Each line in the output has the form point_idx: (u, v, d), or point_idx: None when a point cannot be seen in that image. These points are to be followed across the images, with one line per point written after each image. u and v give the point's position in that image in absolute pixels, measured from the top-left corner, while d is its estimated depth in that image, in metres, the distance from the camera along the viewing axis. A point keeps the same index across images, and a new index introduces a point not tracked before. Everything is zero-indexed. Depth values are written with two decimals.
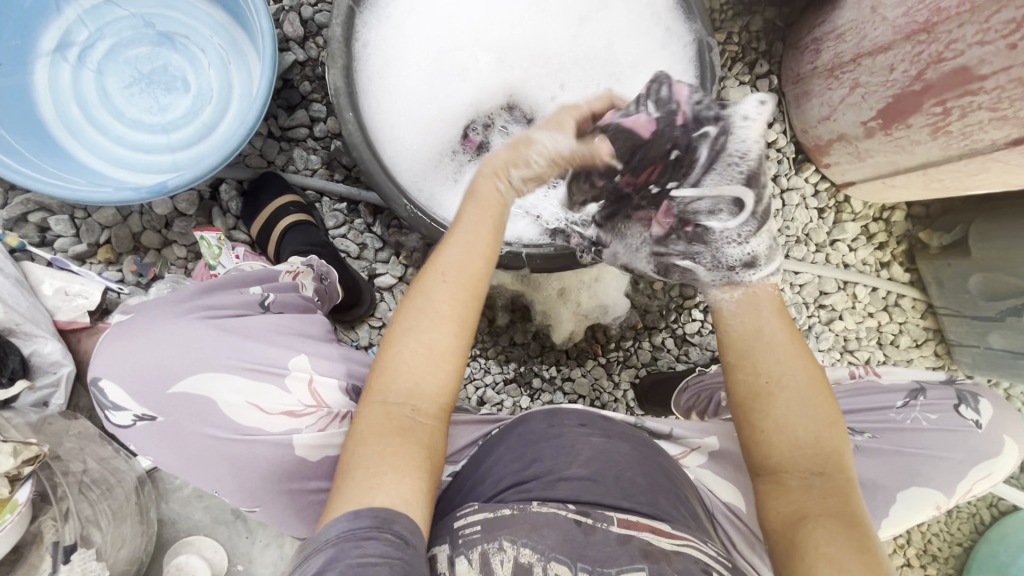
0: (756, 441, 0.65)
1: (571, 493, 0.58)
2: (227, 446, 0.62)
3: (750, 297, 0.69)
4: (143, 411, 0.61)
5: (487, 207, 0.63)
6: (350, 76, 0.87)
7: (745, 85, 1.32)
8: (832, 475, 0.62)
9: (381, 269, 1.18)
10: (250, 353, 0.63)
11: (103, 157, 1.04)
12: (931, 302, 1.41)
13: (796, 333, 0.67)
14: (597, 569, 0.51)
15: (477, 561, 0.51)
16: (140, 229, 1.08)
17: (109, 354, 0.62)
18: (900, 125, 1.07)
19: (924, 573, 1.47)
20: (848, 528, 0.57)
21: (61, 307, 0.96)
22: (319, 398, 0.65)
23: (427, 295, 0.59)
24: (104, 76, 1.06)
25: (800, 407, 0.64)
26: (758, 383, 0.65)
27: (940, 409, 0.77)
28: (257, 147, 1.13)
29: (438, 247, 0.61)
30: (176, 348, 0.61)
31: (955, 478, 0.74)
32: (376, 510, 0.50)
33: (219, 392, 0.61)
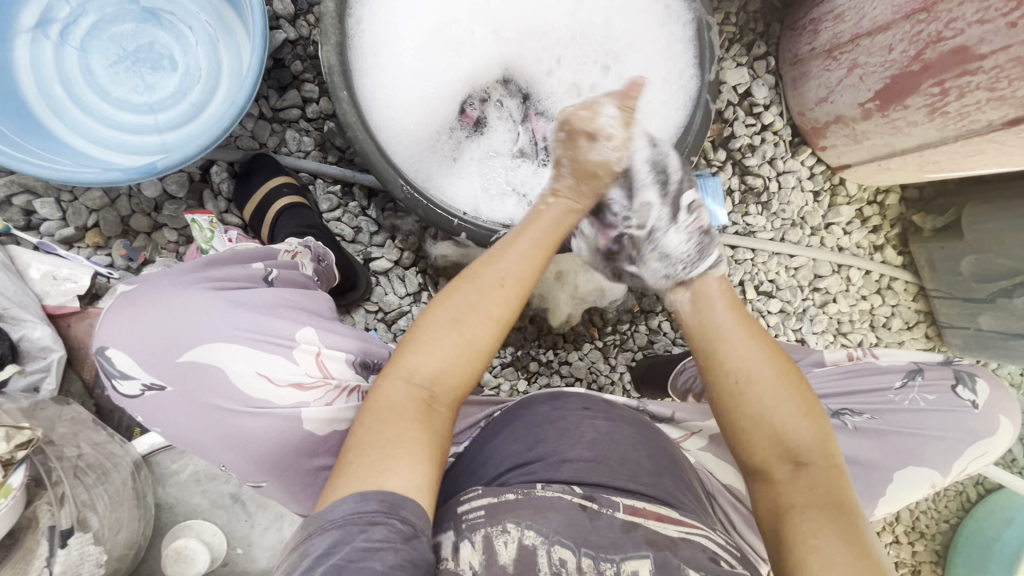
0: (735, 436, 0.66)
1: (574, 475, 0.58)
2: (236, 419, 0.60)
3: (704, 294, 0.75)
4: (152, 380, 0.60)
5: (545, 229, 0.72)
6: (344, 53, 0.85)
7: (742, 66, 1.31)
8: (817, 462, 0.63)
9: (377, 253, 1.16)
10: (260, 323, 0.63)
11: (89, 138, 1.01)
12: (924, 285, 1.42)
13: (753, 325, 0.71)
14: (602, 555, 0.51)
15: (481, 544, 0.50)
16: (128, 213, 1.06)
17: (116, 323, 0.61)
18: (897, 106, 1.07)
19: (911, 549, 1.51)
20: (836, 517, 0.58)
21: (49, 291, 0.94)
22: (326, 371, 0.64)
23: (476, 293, 0.64)
24: (88, 54, 1.02)
25: (773, 399, 0.65)
26: (726, 378, 0.67)
27: (937, 391, 0.78)
28: (248, 128, 1.10)
29: (498, 252, 0.68)
30: (187, 317, 0.61)
31: (948, 455, 0.75)
32: (387, 496, 0.50)
33: (229, 362, 0.60)
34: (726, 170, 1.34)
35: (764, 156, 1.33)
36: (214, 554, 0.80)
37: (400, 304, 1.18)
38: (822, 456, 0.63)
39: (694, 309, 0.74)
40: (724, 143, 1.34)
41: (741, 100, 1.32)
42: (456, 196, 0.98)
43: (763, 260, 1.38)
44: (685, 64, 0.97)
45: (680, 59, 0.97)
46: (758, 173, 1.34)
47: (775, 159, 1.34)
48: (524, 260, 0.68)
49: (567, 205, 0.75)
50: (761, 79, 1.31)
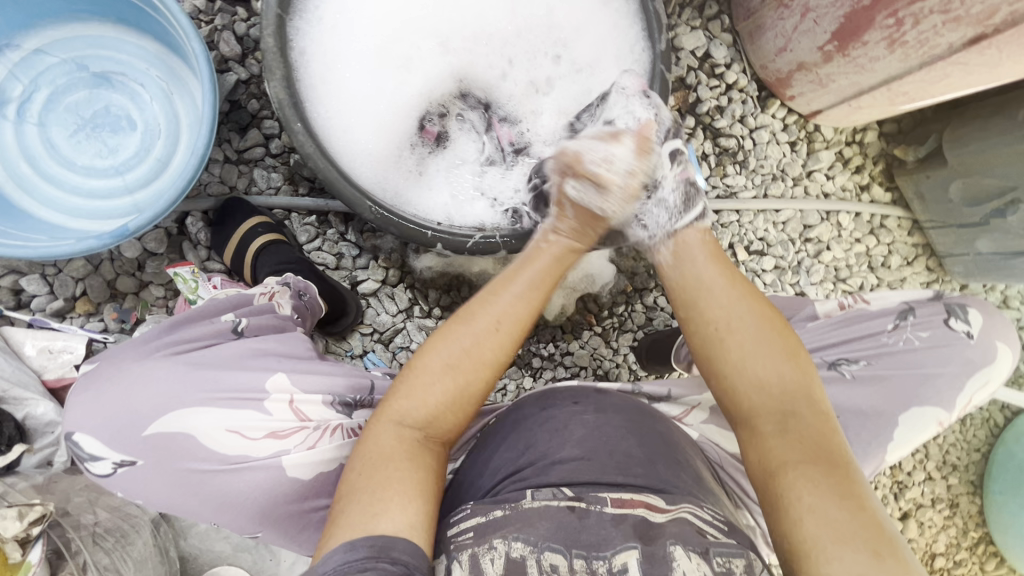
0: (725, 389, 0.66)
1: (565, 476, 0.58)
2: (214, 477, 0.62)
3: (681, 246, 0.77)
4: (121, 457, 0.62)
5: (542, 268, 0.72)
6: (292, 86, 0.86)
7: (697, 29, 1.30)
8: (804, 409, 0.62)
9: (362, 275, 1.17)
10: (223, 381, 0.64)
11: (62, 210, 1.02)
12: (917, 218, 1.40)
13: (734, 273, 0.73)
14: (594, 554, 0.51)
15: (467, 564, 0.51)
16: (113, 276, 1.07)
17: (81, 407, 0.63)
18: (856, 44, 1.06)
19: (946, 483, 1.48)
20: (828, 470, 0.56)
21: (47, 366, 0.96)
22: (302, 415, 0.65)
23: (470, 336, 0.64)
24: (47, 128, 1.03)
25: (754, 343, 0.66)
26: (712, 329, 0.69)
27: (930, 326, 0.77)
28: (216, 175, 1.11)
29: (495, 292, 0.68)
30: (144, 390, 0.62)
31: (950, 388, 0.75)
32: (376, 539, 0.50)
33: (198, 425, 0.62)
34: (697, 136, 1.32)
35: (734, 116, 1.32)
36: None
37: (393, 322, 1.18)
38: (807, 404, 0.62)
39: (676, 261, 0.76)
40: (691, 109, 1.32)
41: (702, 64, 1.31)
42: (428, 206, 0.98)
43: (750, 219, 1.35)
44: (634, 39, 0.97)
45: (629, 35, 0.98)
46: (731, 133, 1.32)
47: (745, 117, 1.33)
48: (508, 295, 0.68)
49: (569, 244, 0.76)
50: (718, 39, 1.30)
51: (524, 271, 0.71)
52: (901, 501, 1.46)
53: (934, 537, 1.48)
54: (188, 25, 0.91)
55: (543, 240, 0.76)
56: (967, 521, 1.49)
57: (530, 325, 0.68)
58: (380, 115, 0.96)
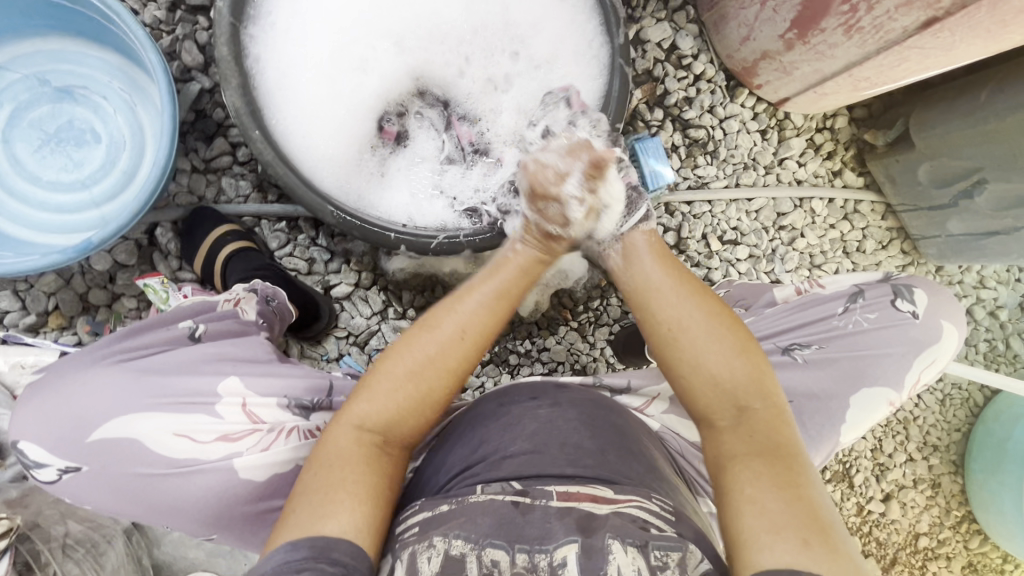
0: (683, 389, 0.66)
1: (514, 471, 0.59)
2: (162, 481, 0.63)
3: (628, 247, 0.76)
4: (66, 463, 0.62)
5: (508, 275, 0.72)
6: (248, 93, 0.87)
7: (663, 21, 1.30)
8: (756, 408, 0.62)
9: (335, 279, 1.18)
10: (170, 387, 0.64)
11: (30, 226, 1.03)
12: (890, 202, 1.41)
13: (685, 275, 0.71)
14: (536, 548, 0.50)
15: (407, 562, 0.51)
16: (85, 289, 1.08)
17: (26, 415, 0.63)
18: (814, 31, 1.06)
19: (927, 464, 1.49)
20: (774, 464, 0.57)
21: (19, 381, 0.96)
22: (254, 418, 0.66)
23: (432, 342, 0.65)
24: (11, 144, 1.04)
25: (706, 338, 0.65)
26: (663, 333, 0.68)
27: (878, 308, 0.77)
28: (184, 184, 1.12)
29: (459, 300, 0.68)
30: (90, 397, 0.63)
31: (903, 371, 0.75)
32: (317, 540, 0.52)
33: (143, 431, 0.62)
34: (666, 128, 1.32)
35: (702, 106, 1.32)
36: None
37: (368, 324, 1.19)
38: (759, 398, 0.63)
39: (625, 263, 0.75)
40: (659, 101, 1.32)
41: (668, 56, 1.31)
42: (391, 208, 0.98)
43: (722, 209, 1.36)
44: (592, 35, 0.98)
45: (587, 30, 0.98)
46: (700, 124, 1.33)
47: (714, 107, 1.33)
48: (471, 301, 0.68)
49: (535, 254, 0.75)
50: (684, 30, 1.30)
51: (495, 279, 0.70)
52: (883, 483, 1.48)
53: (917, 517, 1.49)
54: (144, 36, 0.91)
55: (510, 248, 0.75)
56: (950, 500, 1.50)
57: (495, 334, 0.68)
58: (340, 120, 0.97)
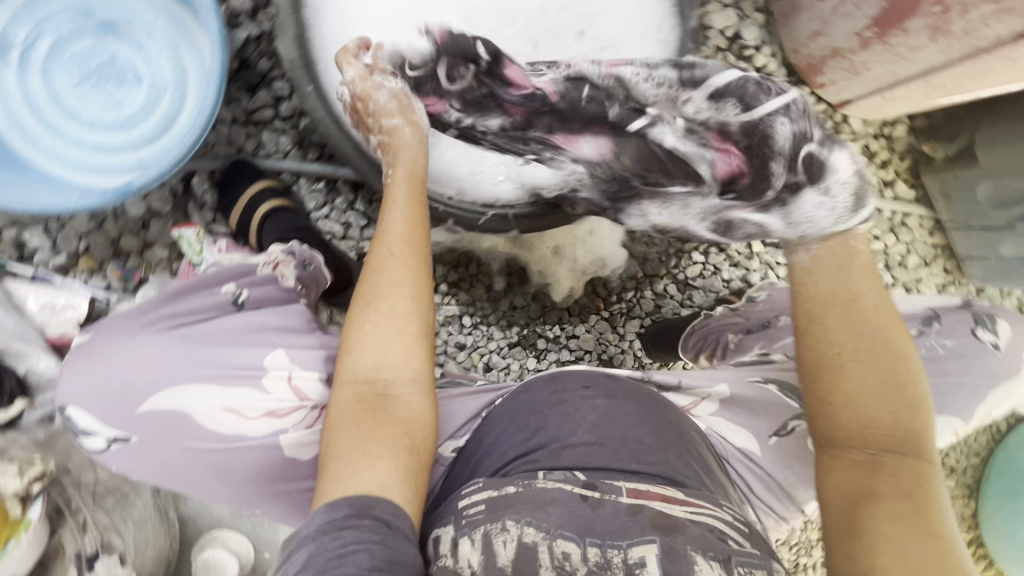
0: (821, 417, 0.66)
1: (577, 460, 0.58)
2: (213, 454, 0.62)
3: (820, 259, 0.74)
4: (116, 433, 0.61)
5: (410, 185, 0.73)
6: (303, 45, 0.86)
7: (728, 7, 1.24)
8: (908, 457, 0.63)
9: (369, 247, 1.15)
10: (220, 359, 0.62)
11: (66, 163, 1.00)
12: (939, 217, 1.36)
13: (882, 297, 0.70)
14: (607, 542, 0.50)
15: (480, 542, 0.50)
16: (117, 234, 1.06)
17: (71, 379, 0.61)
18: (896, 31, 1.01)
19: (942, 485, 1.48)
20: (921, 516, 0.58)
21: (49, 321, 0.95)
22: (301, 394, 0.64)
23: (377, 271, 0.63)
24: (50, 77, 1.00)
25: (876, 378, 0.65)
26: (832, 353, 0.67)
27: (953, 334, 0.77)
28: (223, 135, 1.08)
29: (380, 226, 0.67)
30: (138, 366, 0.60)
31: (957, 397, 0.75)
32: (355, 499, 0.50)
33: (193, 404, 0.61)
34: None
35: None
36: (242, 560, 0.83)
37: None
38: (913, 453, 0.63)
39: (807, 270, 0.74)
40: None
41: (730, 44, 1.25)
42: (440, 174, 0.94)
43: None
44: (662, 15, 0.95)
45: (656, 11, 0.95)
46: None
47: None
48: (393, 219, 0.67)
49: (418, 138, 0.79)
50: (750, 19, 1.24)
51: (398, 197, 0.71)
52: None
53: None
54: None
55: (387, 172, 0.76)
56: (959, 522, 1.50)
57: (425, 235, 0.66)
58: None
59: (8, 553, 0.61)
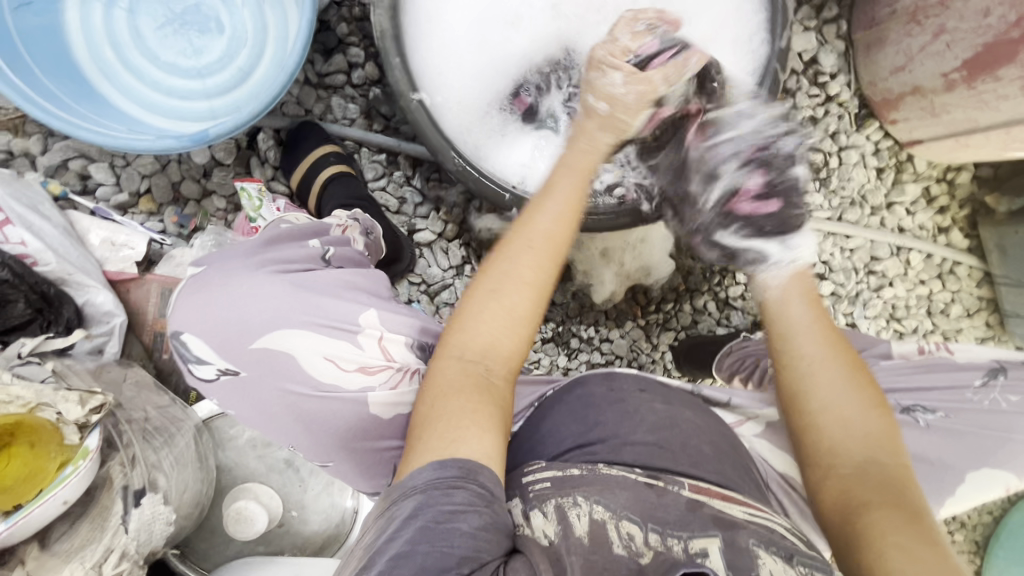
0: (806, 429, 0.67)
1: (637, 458, 0.58)
2: (306, 402, 0.62)
3: (794, 284, 0.75)
4: (226, 365, 0.61)
5: (577, 182, 0.70)
6: (397, 17, 0.84)
7: (810, 31, 1.22)
8: (887, 465, 0.62)
9: (421, 224, 1.15)
10: (325, 308, 0.63)
11: (140, 103, 1.01)
12: (990, 270, 1.35)
13: (828, 319, 0.73)
14: (669, 531, 0.49)
15: (554, 514, 0.50)
16: (178, 179, 1.07)
17: (185, 307, 0.63)
18: (987, 77, 0.99)
19: (951, 538, 1.47)
20: (909, 513, 0.56)
21: (109, 257, 0.96)
22: (388, 354, 0.65)
23: (510, 261, 0.63)
24: (137, 16, 1.01)
25: (841, 388, 0.67)
26: (799, 363, 0.69)
27: (1021, 391, 0.77)
28: (294, 95, 1.08)
29: (528, 217, 0.66)
30: (255, 303, 0.61)
31: (1012, 454, 0.74)
32: (462, 462, 0.49)
33: (297, 348, 0.61)
34: None
35: (827, 129, 1.26)
36: (271, 516, 0.84)
37: (443, 276, 1.16)
38: (890, 454, 0.63)
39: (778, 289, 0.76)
40: None
41: (806, 69, 1.24)
42: (508, 166, 0.93)
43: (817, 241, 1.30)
44: (754, 29, 0.94)
45: (751, 24, 0.94)
46: (819, 147, 1.26)
47: (838, 133, 1.26)
48: (542, 214, 0.66)
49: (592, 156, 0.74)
50: (830, 46, 1.23)
51: (558, 189, 0.69)
52: None
53: None
54: None
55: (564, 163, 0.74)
56: None
57: (567, 243, 0.66)
58: (478, 66, 0.94)
59: (63, 481, 0.63)
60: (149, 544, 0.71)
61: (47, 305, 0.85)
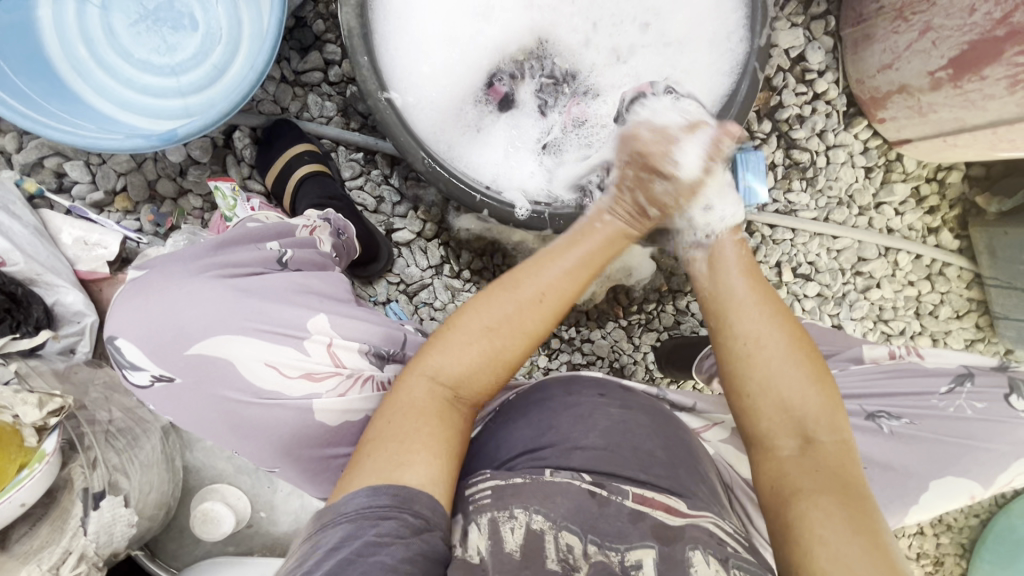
0: (745, 412, 0.64)
1: (585, 463, 0.57)
2: (246, 409, 0.63)
3: (716, 259, 0.73)
4: (161, 371, 0.62)
5: (594, 246, 0.69)
6: (365, 16, 0.82)
7: (798, 27, 1.19)
8: (823, 444, 0.60)
9: (399, 224, 1.14)
10: (269, 315, 0.64)
11: (113, 101, 1.00)
12: (980, 272, 1.32)
13: (766, 290, 0.70)
14: (607, 543, 0.50)
15: (487, 528, 0.50)
16: (154, 177, 1.06)
17: (124, 313, 0.63)
18: (973, 76, 0.97)
19: (936, 541, 1.46)
20: (844, 501, 0.54)
21: (81, 256, 0.97)
22: (338, 360, 0.66)
23: (513, 302, 0.62)
24: (110, 13, 1.00)
25: (783, 363, 0.64)
26: (739, 345, 0.66)
27: (988, 398, 0.77)
28: (270, 92, 1.07)
29: (541, 262, 0.66)
30: (192, 308, 0.62)
31: (977, 459, 0.74)
32: (399, 490, 0.50)
33: (237, 354, 0.62)
34: (770, 143, 1.23)
35: (814, 128, 1.23)
36: (238, 516, 0.87)
37: (421, 276, 1.16)
38: (828, 431, 0.61)
39: (709, 272, 0.73)
40: (770, 113, 1.23)
41: (793, 66, 1.21)
42: (480, 168, 0.94)
43: (804, 241, 1.28)
44: (733, 25, 0.90)
45: (729, 20, 0.90)
46: (806, 147, 1.24)
47: (825, 132, 1.24)
48: (558, 266, 0.65)
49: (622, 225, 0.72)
50: (818, 42, 1.20)
51: (578, 249, 0.68)
52: None
53: None
54: None
55: (596, 215, 0.73)
56: None
57: (572, 304, 0.66)
58: (451, 64, 0.93)
59: (18, 483, 0.63)
60: (109, 546, 0.73)
61: (15, 305, 0.86)
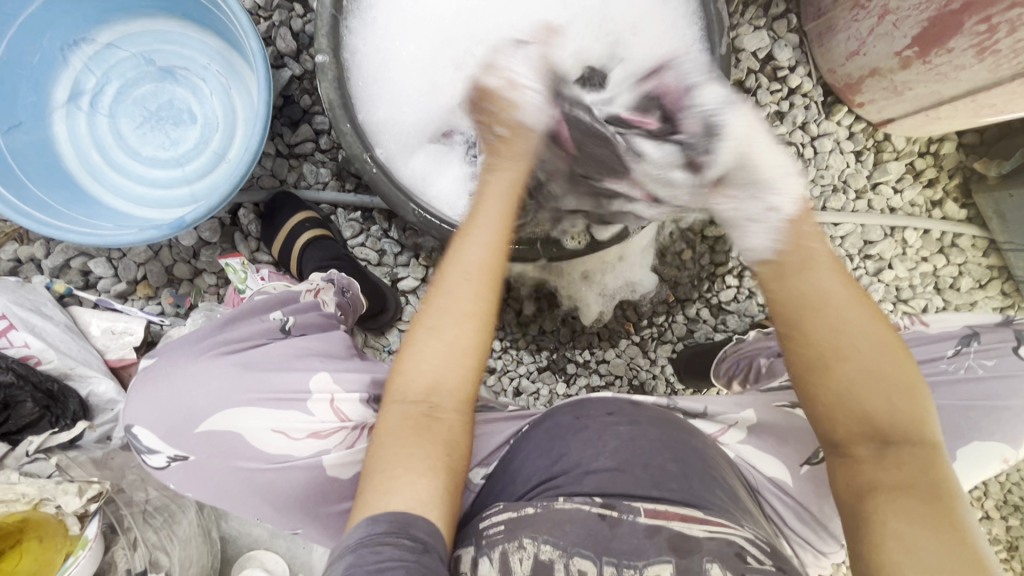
0: (823, 417, 0.59)
1: (598, 486, 0.57)
2: (260, 475, 0.66)
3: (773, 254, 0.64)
4: (176, 452, 0.66)
5: (499, 204, 0.70)
6: (343, 86, 0.88)
7: (761, 29, 1.21)
8: (908, 452, 0.55)
9: (403, 272, 1.18)
10: (270, 383, 0.68)
11: (127, 198, 1.08)
12: (994, 238, 1.28)
13: (846, 283, 0.61)
14: (624, 562, 0.51)
15: (498, 561, 0.52)
16: (170, 262, 1.12)
17: (139, 401, 0.68)
18: (939, 50, 0.98)
19: (1005, 524, 1.33)
20: (936, 518, 0.51)
21: (110, 345, 1.04)
22: (343, 415, 0.68)
23: (448, 296, 0.62)
24: (117, 119, 1.10)
25: (868, 368, 0.57)
26: (811, 350, 0.59)
27: (996, 354, 0.76)
28: (268, 168, 1.14)
29: (458, 247, 0.66)
30: (198, 389, 0.67)
31: (999, 420, 0.73)
32: (396, 516, 0.51)
33: (245, 425, 0.66)
34: None
35: (795, 122, 1.23)
36: None
37: None
38: (919, 438, 0.55)
39: (767, 265, 0.64)
40: None
41: (763, 66, 1.22)
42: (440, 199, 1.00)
43: None
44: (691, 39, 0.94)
45: (687, 34, 0.94)
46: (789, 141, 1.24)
47: (808, 123, 1.24)
48: (471, 241, 0.65)
49: (511, 175, 0.74)
50: (783, 40, 1.21)
51: (483, 216, 0.68)
52: None
53: None
54: (248, 24, 0.89)
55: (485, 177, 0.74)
56: None
57: (501, 265, 0.65)
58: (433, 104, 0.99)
59: (67, 569, 0.67)
60: None
61: (54, 401, 0.92)
